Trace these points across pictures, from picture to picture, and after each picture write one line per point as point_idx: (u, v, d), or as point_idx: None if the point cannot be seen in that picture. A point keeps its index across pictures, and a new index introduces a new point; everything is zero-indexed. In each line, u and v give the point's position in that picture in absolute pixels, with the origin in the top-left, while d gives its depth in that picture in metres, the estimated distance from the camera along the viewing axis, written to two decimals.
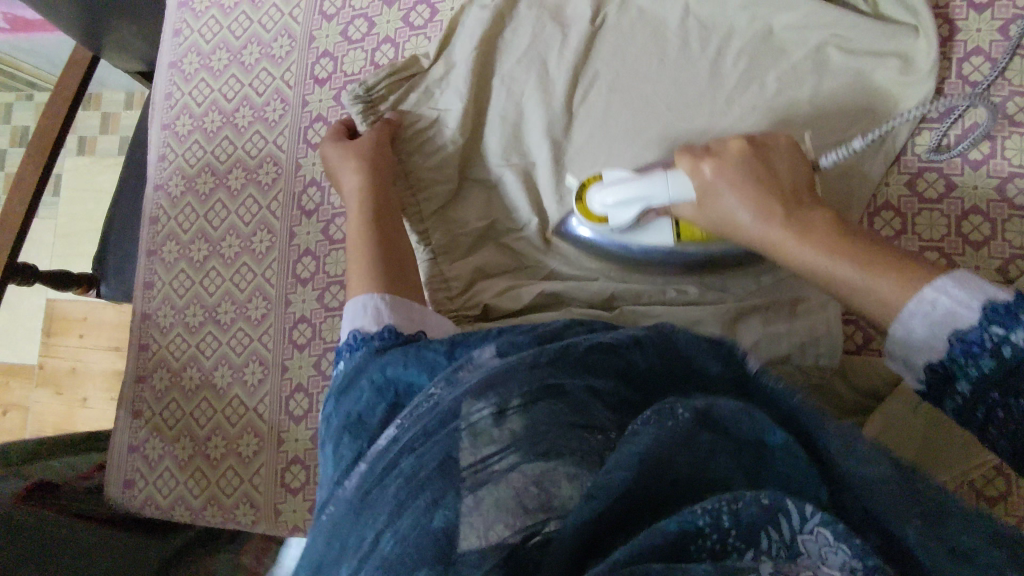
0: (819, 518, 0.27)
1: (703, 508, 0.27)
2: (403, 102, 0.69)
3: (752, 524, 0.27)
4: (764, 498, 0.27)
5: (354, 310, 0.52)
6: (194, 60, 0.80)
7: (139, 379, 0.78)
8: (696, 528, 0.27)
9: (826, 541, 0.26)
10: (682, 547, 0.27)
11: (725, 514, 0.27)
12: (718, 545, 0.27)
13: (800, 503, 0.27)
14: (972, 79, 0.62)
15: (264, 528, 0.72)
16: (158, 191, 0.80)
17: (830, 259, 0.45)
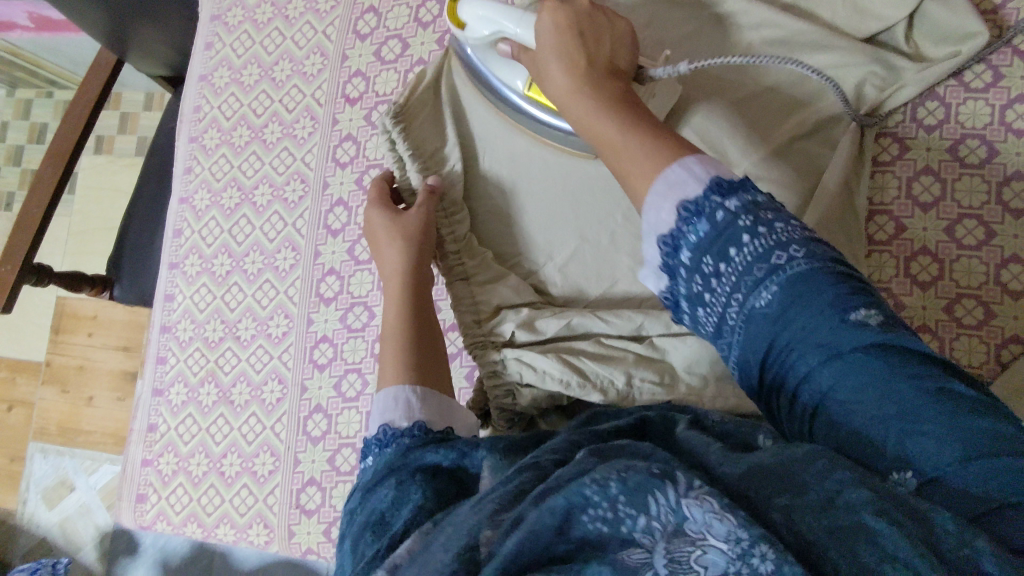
0: (705, 487, 0.27)
1: (593, 480, 0.28)
2: (432, 129, 0.70)
3: (639, 490, 0.28)
4: (655, 467, 0.28)
5: (384, 402, 0.52)
6: (224, 74, 0.80)
7: (156, 392, 0.77)
8: (583, 499, 0.28)
9: (710, 507, 0.27)
10: (574, 518, 0.28)
11: (614, 480, 0.28)
12: (610, 515, 0.28)
13: (689, 476, 0.28)
14: (1014, 125, 0.61)
15: (278, 548, 0.71)
16: (183, 203, 0.80)
17: (627, 140, 0.44)
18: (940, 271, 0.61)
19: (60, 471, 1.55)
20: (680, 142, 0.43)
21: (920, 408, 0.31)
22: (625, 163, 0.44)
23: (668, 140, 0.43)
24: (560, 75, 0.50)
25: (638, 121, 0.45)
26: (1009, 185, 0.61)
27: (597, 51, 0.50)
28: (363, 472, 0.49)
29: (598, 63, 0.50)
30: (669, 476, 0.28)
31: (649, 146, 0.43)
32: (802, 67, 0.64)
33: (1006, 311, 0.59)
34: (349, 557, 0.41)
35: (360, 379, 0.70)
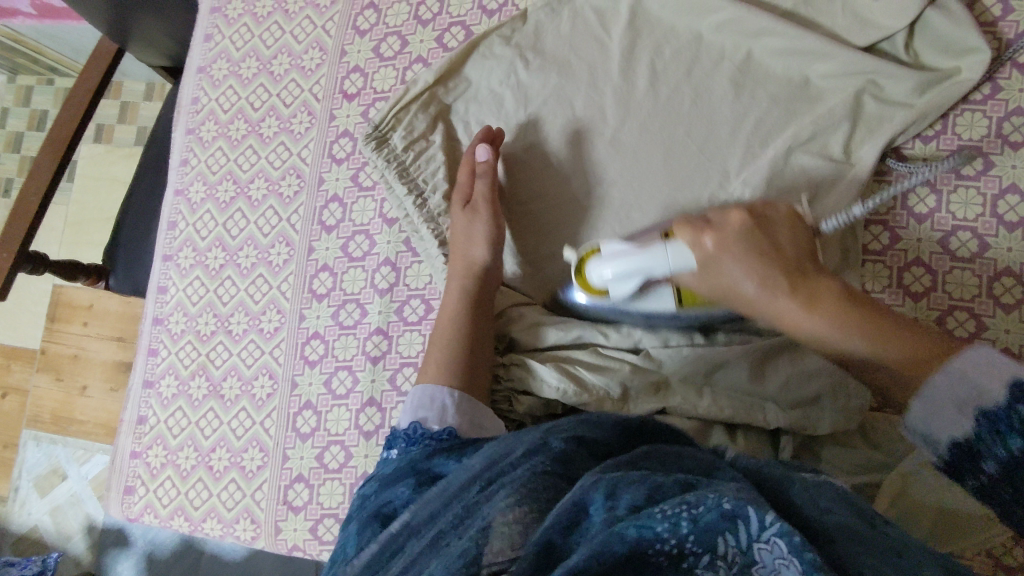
0: (777, 529, 0.30)
1: (664, 514, 0.31)
2: (412, 128, 0.69)
3: (707, 528, 0.31)
4: (725, 505, 0.31)
5: (422, 397, 0.58)
6: (223, 67, 0.80)
7: (147, 385, 0.77)
8: (650, 534, 0.31)
9: (780, 552, 0.30)
10: (640, 548, 0.31)
11: (685, 516, 0.31)
12: (677, 550, 0.31)
13: (761, 512, 0.31)
14: (1011, 138, 0.61)
15: (264, 544, 0.71)
16: (178, 195, 0.79)
17: (840, 333, 0.46)
18: (933, 282, 0.61)
19: (52, 460, 1.55)
20: (882, 323, 0.46)
21: None
22: (786, 317, 0.48)
23: (866, 321, 0.46)
24: (744, 278, 0.50)
25: (824, 296, 0.47)
26: (1004, 198, 0.60)
27: (782, 247, 0.50)
28: (387, 460, 0.54)
29: (782, 250, 0.50)
30: (738, 517, 0.31)
31: (860, 337, 0.46)
32: (801, 74, 0.64)
33: (998, 325, 0.59)
34: (352, 539, 0.47)
35: (350, 376, 0.70)
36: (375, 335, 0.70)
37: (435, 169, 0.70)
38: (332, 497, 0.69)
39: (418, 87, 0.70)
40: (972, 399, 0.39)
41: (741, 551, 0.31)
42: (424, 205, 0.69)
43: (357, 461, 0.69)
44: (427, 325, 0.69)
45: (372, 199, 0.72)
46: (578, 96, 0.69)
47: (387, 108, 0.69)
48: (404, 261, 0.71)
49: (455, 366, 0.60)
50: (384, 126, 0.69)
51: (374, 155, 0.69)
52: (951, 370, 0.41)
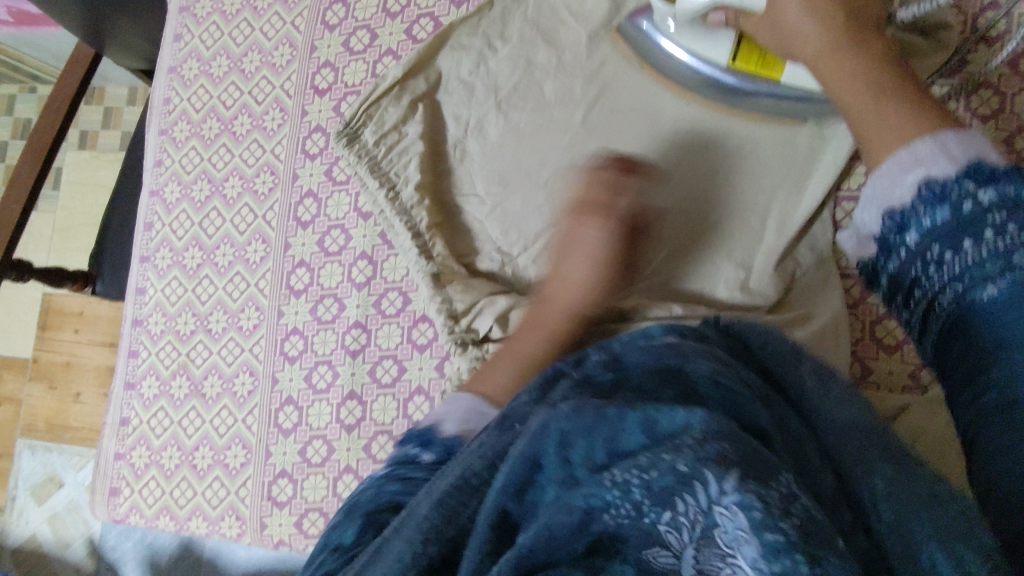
0: (735, 495, 0.30)
1: (616, 484, 0.33)
2: (384, 122, 0.69)
3: (662, 491, 0.31)
4: (678, 466, 0.31)
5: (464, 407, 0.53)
6: (194, 66, 0.80)
7: (128, 386, 0.77)
8: (604, 502, 0.33)
9: (734, 518, 0.29)
10: (593, 517, 0.33)
11: (635, 483, 0.32)
12: (633, 512, 0.32)
13: (719, 476, 0.30)
14: (978, 112, 0.61)
15: (251, 540, 0.71)
16: (154, 196, 0.79)
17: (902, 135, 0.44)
18: None
19: (48, 468, 1.55)
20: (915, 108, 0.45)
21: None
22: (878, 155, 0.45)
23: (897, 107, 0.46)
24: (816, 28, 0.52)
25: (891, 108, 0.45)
26: None
27: (842, 4, 0.51)
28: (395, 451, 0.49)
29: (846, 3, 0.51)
30: (695, 479, 0.31)
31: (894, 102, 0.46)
32: None
33: None
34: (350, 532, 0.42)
35: (330, 370, 0.70)
36: (353, 329, 0.70)
37: (407, 162, 0.69)
38: (316, 491, 0.69)
39: (386, 81, 0.69)
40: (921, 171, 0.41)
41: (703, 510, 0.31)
42: (396, 198, 0.68)
43: (340, 455, 0.69)
44: (405, 317, 0.69)
45: (346, 193, 0.72)
46: (548, 82, 0.69)
47: (356, 104, 0.69)
48: (381, 253, 0.71)
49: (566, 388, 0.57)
50: (355, 123, 0.69)
51: (346, 152, 0.69)
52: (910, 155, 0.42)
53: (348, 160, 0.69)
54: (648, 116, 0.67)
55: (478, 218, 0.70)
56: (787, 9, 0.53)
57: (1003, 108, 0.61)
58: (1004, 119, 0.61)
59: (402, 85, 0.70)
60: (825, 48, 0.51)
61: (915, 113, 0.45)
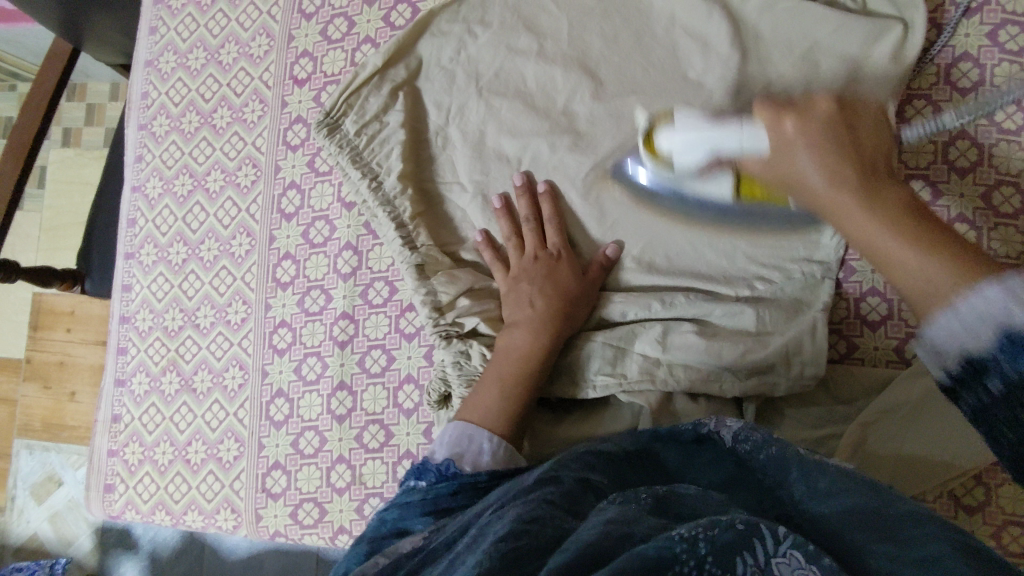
0: (791, 541, 0.31)
1: (681, 535, 0.31)
2: (365, 112, 0.69)
3: (727, 547, 0.31)
4: (738, 524, 0.32)
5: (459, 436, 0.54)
6: (171, 59, 0.79)
7: (119, 383, 0.77)
8: (672, 553, 0.30)
9: (797, 564, 0.30)
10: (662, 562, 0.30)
11: (702, 538, 0.31)
12: (697, 573, 0.30)
13: (774, 529, 0.32)
14: (959, 85, 0.62)
15: (246, 532, 0.72)
16: (136, 192, 0.79)
17: (898, 242, 0.39)
18: None
19: (47, 468, 1.55)
20: (933, 234, 0.38)
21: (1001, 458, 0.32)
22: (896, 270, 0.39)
23: (916, 231, 0.39)
24: (815, 173, 0.46)
25: (890, 200, 0.42)
26: (955, 144, 0.61)
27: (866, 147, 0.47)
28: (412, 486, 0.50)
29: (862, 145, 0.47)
30: (755, 533, 0.31)
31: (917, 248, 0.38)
32: (752, 31, 0.65)
33: None
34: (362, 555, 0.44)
35: (319, 362, 0.71)
36: (341, 320, 0.70)
37: (388, 151, 0.69)
38: (310, 482, 0.69)
39: (366, 71, 0.69)
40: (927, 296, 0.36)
41: (759, 570, 0.30)
42: (379, 188, 0.68)
43: (332, 445, 0.69)
44: (393, 306, 0.69)
45: (329, 183, 0.72)
46: (529, 67, 0.68)
47: (336, 93, 0.68)
48: (366, 243, 0.71)
49: (518, 411, 0.56)
50: (337, 113, 0.69)
51: (327, 142, 0.69)
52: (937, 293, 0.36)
53: (330, 150, 0.69)
54: (630, 100, 0.66)
55: (460, 206, 0.70)
56: (796, 157, 0.47)
57: (983, 79, 0.61)
58: (984, 91, 0.61)
59: (382, 73, 0.69)
60: (835, 206, 0.44)
61: (921, 257, 0.37)
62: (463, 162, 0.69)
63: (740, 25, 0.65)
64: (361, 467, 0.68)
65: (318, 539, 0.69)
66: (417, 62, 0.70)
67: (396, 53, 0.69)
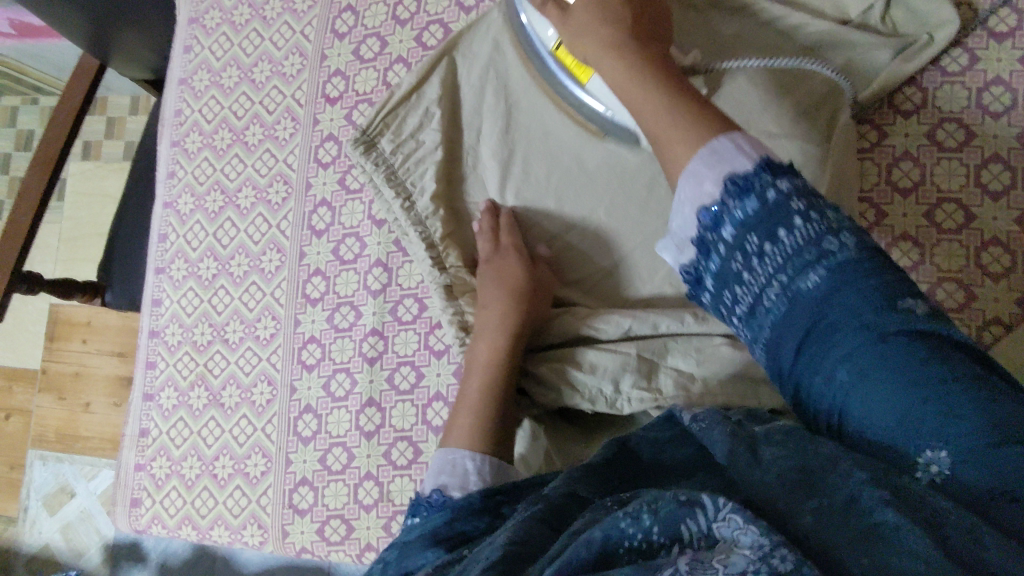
0: (731, 506, 0.29)
1: (627, 513, 0.31)
2: (400, 130, 0.70)
3: (670, 519, 0.30)
4: (682, 496, 0.31)
5: (442, 465, 0.55)
6: (204, 77, 0.80)
7: (147, 397, 0.78)
8: (620, 532, 0.30)
9: (737, 524, 0.29)
10: (609, 549, 0.30)
11: (646, 512, 0.30)
12: (646, 545, 0.30)
13: (715, 497, 0.30)
14: (991, 108, 0.62)
15: (273, 548, 0.72)
16: (167, 208, 0.80)
17: (681, 160, 0.42)
18: (920, 256, 0.62)
19: (60, 478, 1.55)
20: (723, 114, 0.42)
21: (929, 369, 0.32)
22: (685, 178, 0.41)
23: (709, 121, 0.41)
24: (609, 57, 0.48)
25: (680, 102, 0.43)
26: (987, 168, 0.61)
27: (625, 1, 0.50)
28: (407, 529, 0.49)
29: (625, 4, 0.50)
30: (692, 499, 0.30)
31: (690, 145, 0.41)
32: (784, 52, 0.65)
33: (987, 294, 0.60)
34: None
35: (348, 378, 0.71)
36: (370, 336, 0.71)
37: (421, 172, 0.69)
38: (337, 498, 0.69)
39: (401, 90, 0.70)
40: (723, 168, 0.39)
41: (705, 538, 0.29)
42: (411, 209, 0.69)
43: (360, 461, 0.69)
44: (422, 323, 0.70)
45: (360, 201, 0.73)
46: None
47: (373, 113, 0.69)
48: (395, 260, 0.71)
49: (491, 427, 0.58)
50: (372, 131, 0.69)
51: (363, 160, 0.69)
52: (709, 155, 0.40)
53: (364, 168, 0.70)
54: None
55: None
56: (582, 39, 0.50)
57: (1015, 103, 0.61)
58: (1017, 115, 0.61)
59: (417, 93, 0.70)
60: (632, 84, 0.46)
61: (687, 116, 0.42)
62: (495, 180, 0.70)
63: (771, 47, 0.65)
64: (389, 484, 0.68)
65: (345, 555, 0.69)
66: (451, 79, 0.71)
67: (429, 72, 0.70)
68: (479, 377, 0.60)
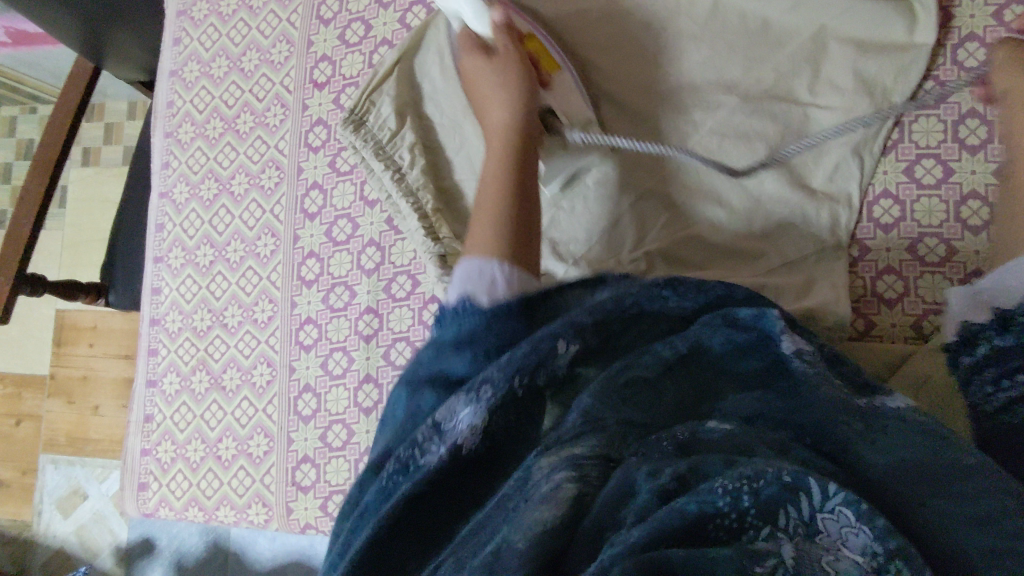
0: (842, 497, 0.33)
1: (723, 489, 0.33)
2: (381, 109, 0.71)
3: (769, 500, 0.33)
4: (786, 476, 0.33)
5: (469, 270, 0.49)
6: (194, 68, 0.81)
7: (150, 384, 0.79)
8: (715, 508, 0.33)
9: (846, 522, 0.32)
10: (705, 516, 0.33)
11: (745, 490, 0.33)
12: (737, 522, 0.33)
13: (823, 483, 0.33)
14: (965, 65, 0.62)
15: (278, 526, 0.73)
16: (163, 199, 0.81)
17: None
18: (901, 213, 0.63)
19: (72, 480, 1.57)
20: None
21: (963, 463, 0.37)
22: None
23: None
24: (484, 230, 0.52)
25: None
26: (964, 123, 0.62)
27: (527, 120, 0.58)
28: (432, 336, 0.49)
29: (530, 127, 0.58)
30: (801, 488, 0.33)
31: None
32: (761, 17, 0.65)
33: (968, 246, 0.61)
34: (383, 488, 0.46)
35: (345, 356, 0.72)
36: (365, 314, 0.72)
37: (409, 147, 0.71)
38: (339, 474, 0.71)
39: (382, 71, 0.72)
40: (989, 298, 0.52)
41: (804, 522, 0.33)
42: (402, 180, 0.70)
43: (360, 437, 0.70)
44: (415, 299, 0.71)
45: (350, 183, 0.74)
46: None
47: (359, 91, 0.71)
48: (388, 239, 0.72)
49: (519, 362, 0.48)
50: (360, 108, 0.71)
51: (353, 137, 0.70)
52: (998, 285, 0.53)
53: (352, 146, 0.71)
54: (642, 90, 0.68)
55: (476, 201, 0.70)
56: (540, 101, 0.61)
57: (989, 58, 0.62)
58: None
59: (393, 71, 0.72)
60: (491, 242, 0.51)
61: None
62: (452, 166, 0.71)
63: (749, 13, 0.66)
64: None
65: None
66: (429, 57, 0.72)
67: (407, 53, 0.72)
68: (489, 248, 0.50)
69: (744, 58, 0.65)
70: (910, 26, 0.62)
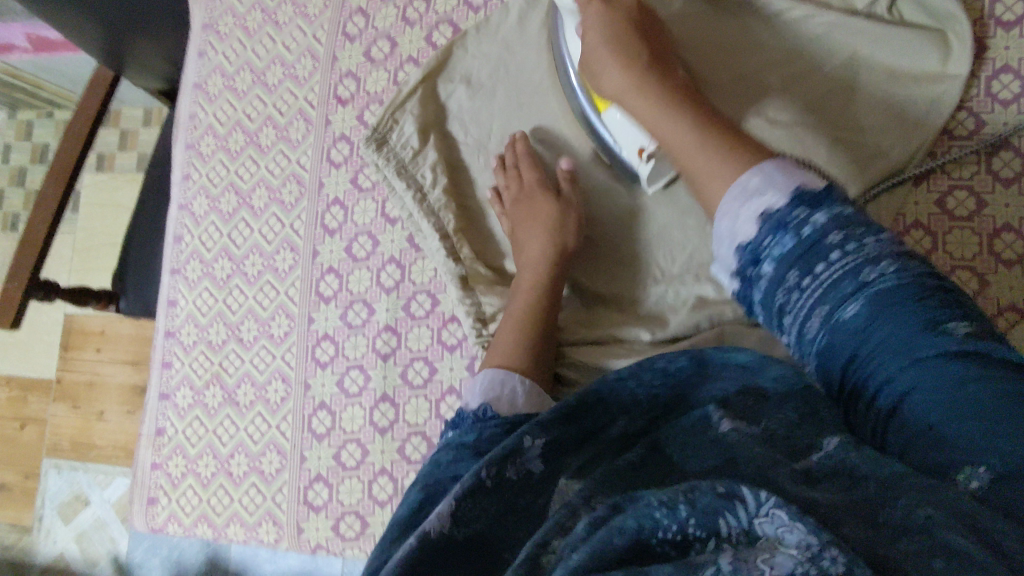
0: (775, 502, 0.30)
1: (660, 505, 0.32)
2: (405, 127, 0.71)
3: (710, 512, 0.31)
4: (719, 488, 0.32)
5: (492, 380, 0.56)
6: (218, 80, 0.82)
7: (163, 397, 0.78)
8: (652, 523, 0.31)
9: (782, 522, 0.29)
10: (643, 539, 0.31)
11: (680, 501, 0.31)
12: (681, 537, 0.31)
13: (756, 491, 0.31)
14: (1000, 96, 0.62)
15: (288, 546, 0.72)
16: (182, 210, 0.81)
17: None
18: (932, 244, 0.62)
19: (74, 487, 1.56)
20: None
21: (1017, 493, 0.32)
22: None
23: None
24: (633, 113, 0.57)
25: None
26: (998, 155, 0.61)
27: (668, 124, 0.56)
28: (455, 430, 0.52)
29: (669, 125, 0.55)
30: (737, 496, 0.31)
31: None
32: (792, 45, 0.65)
33: (1000, 280, 0.60)
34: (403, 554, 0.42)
35: (362, 375, 0.71)
36: (383, 332, 0.71)
37: (432, 166, 0.71)
38: (352, 494, 0.70)
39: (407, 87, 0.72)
40: None
41: (745, 532, 0.30)
42: (424, 201, 0.70)
43: (374, 457, 0.69)
44: (435, 318, 0.70)
45: (372, 199, 0.74)
46: None
47: (384, 108, 0.71)
48: (408, 257, 0.72)
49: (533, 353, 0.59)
50: (384, 126, 0.71)
51: (375, 156, 0.71)
52: None
53: (376, 164, 0.71)
54: None
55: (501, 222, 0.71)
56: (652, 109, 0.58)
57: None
58: None
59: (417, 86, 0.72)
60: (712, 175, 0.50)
61: None
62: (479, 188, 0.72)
63: (780, 40, 0.66)
64: (403, 479, 0.68)
65: (360, 552, 0.69)
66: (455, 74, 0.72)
67: (434, 70, 0.72)
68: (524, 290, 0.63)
69: (776, 82, 0.65)
70: (944, 55, 0.62)
